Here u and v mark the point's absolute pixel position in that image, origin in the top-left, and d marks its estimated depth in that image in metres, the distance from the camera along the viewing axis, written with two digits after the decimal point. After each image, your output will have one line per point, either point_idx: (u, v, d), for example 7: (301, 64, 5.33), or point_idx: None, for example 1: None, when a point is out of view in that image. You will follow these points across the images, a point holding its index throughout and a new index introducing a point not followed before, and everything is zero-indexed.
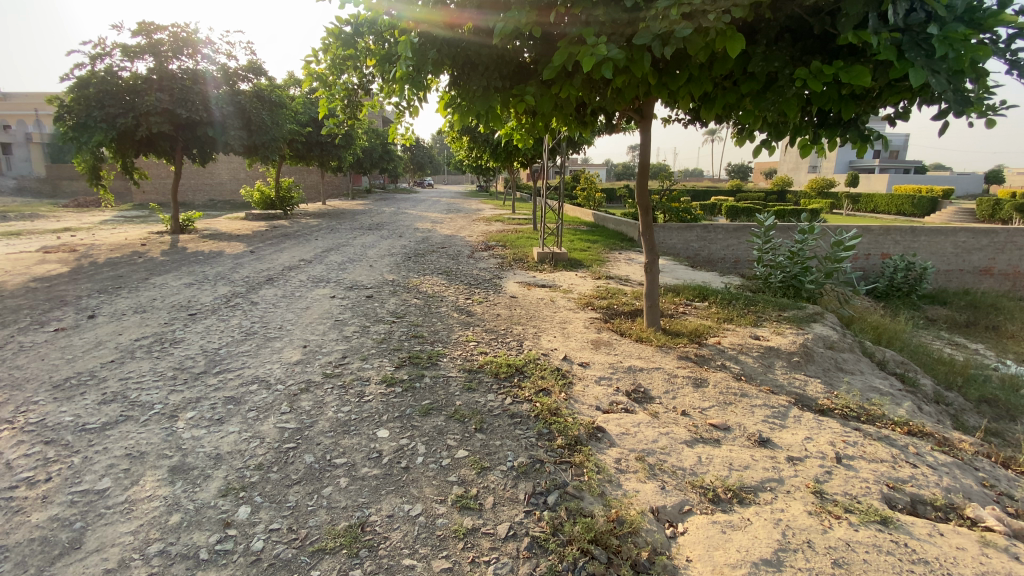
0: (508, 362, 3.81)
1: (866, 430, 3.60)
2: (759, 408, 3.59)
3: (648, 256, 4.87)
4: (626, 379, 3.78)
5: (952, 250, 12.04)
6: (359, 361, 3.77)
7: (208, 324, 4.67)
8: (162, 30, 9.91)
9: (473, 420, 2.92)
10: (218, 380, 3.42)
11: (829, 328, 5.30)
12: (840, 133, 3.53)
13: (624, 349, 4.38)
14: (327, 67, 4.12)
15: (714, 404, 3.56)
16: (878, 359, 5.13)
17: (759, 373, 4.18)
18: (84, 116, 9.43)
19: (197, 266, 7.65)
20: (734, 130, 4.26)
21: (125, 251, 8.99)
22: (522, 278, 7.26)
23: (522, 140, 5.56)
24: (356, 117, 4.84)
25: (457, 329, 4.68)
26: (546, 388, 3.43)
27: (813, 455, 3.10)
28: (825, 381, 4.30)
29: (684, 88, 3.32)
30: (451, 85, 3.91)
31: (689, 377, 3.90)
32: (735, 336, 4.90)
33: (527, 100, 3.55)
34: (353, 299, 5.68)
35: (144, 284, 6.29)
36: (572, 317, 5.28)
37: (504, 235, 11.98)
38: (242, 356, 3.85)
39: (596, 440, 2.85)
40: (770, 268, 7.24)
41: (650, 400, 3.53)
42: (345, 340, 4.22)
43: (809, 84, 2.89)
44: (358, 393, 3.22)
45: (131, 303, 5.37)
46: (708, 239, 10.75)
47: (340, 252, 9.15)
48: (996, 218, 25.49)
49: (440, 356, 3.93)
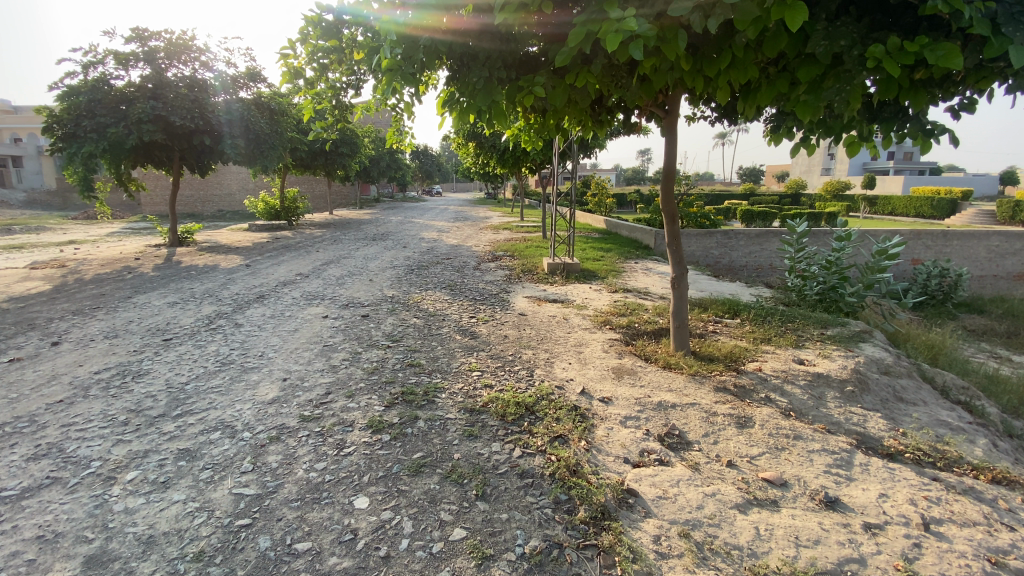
0: (516, 399, 3.24)
1: (946, 480, 2.95)
2: (817, 455, 3.01)
3: (674, 271, 4.31)
4: (656, 419, 3.21)
5: (985, 254, 11.30)
6: (344, 399, 3.22)
7: (181, 351, 4.17)
8: (156, 37, 9.56)
9: (473, 483, 2.37)
10: (176, 427, 2.91)
11: (880, 349, 4.67)
12: (902, 127, 2.94)
13: (651, 380, 3.80)
14: (310, 65, 3.61)
15: (765, 451, 3.00)
16: (938, 384, 4.47)
17: (810, 409, 3.58)
18: (73, 127, 9.18)
19: (186, 281, 7.21)
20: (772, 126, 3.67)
21: (116, 266, 8.59)
22: (532, 292, 6.72)
23: (530, 143, 5.04)
24: (348, 119, 4.33)
25: (460, 355, 4.13)
26: (564, 435, 2.86)
27: (894, 521, 2.50)
28: (886, 416, 3.69)
29: (725, 75, 2.75)
30: (450, 81, 3.39)
31: (731, 417, 3.33)
32: (776, 361, 4.29)
33: (535, 91, 2.99)
34: (346, 319, 5.15)
35: (125, 304, 5.84)
36: (588, 338, 4.72)
37: (512, 244, 11.45)
38: (210, 394, 3.33)
39: (628, 508, 2.30)
40: (803, 278, 6.64)
41: (687, 447, 2.97)
42: (331, 371, 3.69)
43: (883, 67, 2.28)
44: (338, 444, 2.68)
45: (103, 327, 4.90)
46: (729, 245, 10.15)
47: (340, 265, 8.68)
48: (1018, 219, 24.46)
49: (438, 391, 3.38)
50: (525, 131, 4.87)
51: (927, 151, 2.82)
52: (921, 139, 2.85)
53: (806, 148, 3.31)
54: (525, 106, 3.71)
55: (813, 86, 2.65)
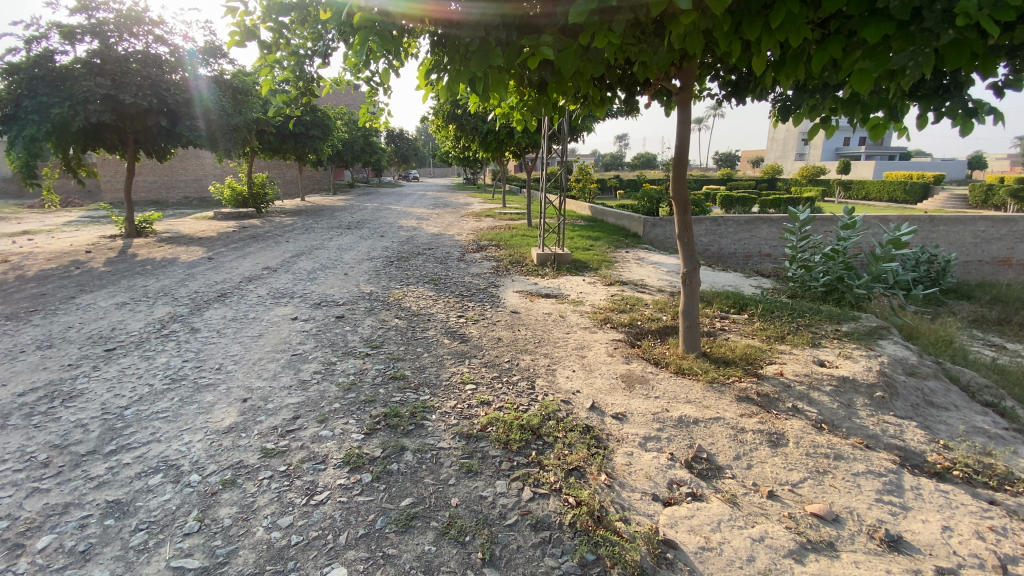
0: (519, 421, 2.78)
1: (1006, 504, 2.60)
2: (863, 478, 2.64)
3: (686, 265, 3.87)
4: (680, 440, 2.79)
5: (970, 239, 11.23)
6: (314, 425, 2.72)
7: (124, 365, 3.59)
8: (104, 8, 8.63)
9: (478, 541, 1.92)
10: (108, 469, 2.38)
11: (901, 347, 4.34)
12: (940, 105, 2.61)
13: (666, 389, 3.37)
14: (268, 24, 3.02)
15: (806, 476, 2.61)
16: (963, 384, 4.17)
17: (842, 420, 3.21)
18: (13, 108, 8.29)
19: (141, 278, 6.51)
20: (792, 100, 3.28)
21: (64, 260, 7.78)
22: (522, 285, 6.25)
23: (521, 122, 4.51)
24: (315, 93, 3.74)
25: (450, 364, 3.65)
26: (579, 467, 2.42)
27: (970, 566, 2.12)
28: (921, 425, 3.36)
29: (770, 37, 2.32)
30: (436, 46, 2.87)
31: (761, 433, 2.92)
32: (795, 363, 3.91)
33: (541, 54, 2.48)
34: (318, 321, 4.61)
35: (66, 306, 5.15)
36: (590, 340, 4.28)
37: (497, 233, 10.93)
38: (154, 421, 2.78)
39: (668, 567, 1.88)
40: (806, 268, 6.31)
41: (720, 475, 2.55)
42: (300, 389, 3.17)
43: (978, 25, 1.89)
44: (307, 489, 2.20)
45: (38, 334, 4.26)
46: (719, 233, 9.81)
47: (311, 258, 8.03)
48: (989, 203, 24.89)
49: (427, 411, 2.90)
50: (516, 109, 4.35)
51: (969, 133, 2.45)
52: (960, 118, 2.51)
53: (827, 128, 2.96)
54: (522, 74, 3.18)
55: (874, 50, 2.26)
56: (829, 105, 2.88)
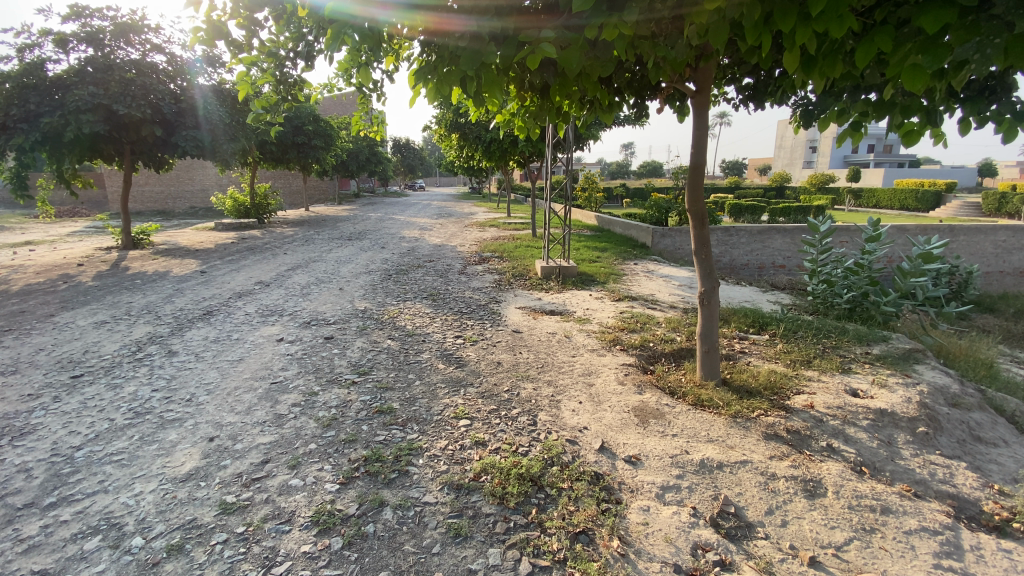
0: (517, 469, 2.43)
1: None
2: (916, 537, 2.25)
3: (703, 285, 3.51)
4: (702, 491, 2.42)
5: (991, 250, 10.78)
6: (284, 473, 2.39)
7: (88, 395, 3.28)
8: (99, 15, 8.46)
9: None
10: (39, 529, 2.05)
11: (940, 373, 3.94)
12: (984, 109, 2.30)
13: (684, 426, 3.00)
14: (237, 20, 2.72)
15: (851, 536, 2.23)
16: (1009, 415, 3.74)
17: (884, 461, 2.82)
18: (3, 117, 8.11)
19: (128, 293, 6.22)
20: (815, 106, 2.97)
21: (52, 273, 7.53)
22: (525, 301, 5.92)
23: (523, 128, 4.21)
24: (300, 99, 3.46)
25: (443, 394, 3.31)
26: (586, 530, 2.08)
27: None
28: (971, 465, 2.97)
29: (807, 29, 1.98)
30: (423, 46, 2.58)
31: (794, 480, 2.55)
32: (826, 393, 3.52)
33: (541, 49, 2.15)
34: (305, 343, 4.29)
35: (42, 325, 4.87)
36: (598, 365, 3.92)
37: (500, 244, 10.61)
38: (105, 466, 2.46)
39: None
40: (828, 281, 5.93)
41: (751, 535, 2.18)
42: (274, 426, 2.83)
43: None
44: (265, 559, 1.87)
45: (4, 357, 3.97)
46: (730, 243, 9.42)
47: (307, 272, 7.73)
48: (1003, 212, 24.35)
49: (413, 455, 2.55)
50: (518, 115, 4.04)
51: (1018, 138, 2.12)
52: (1007, 125, 2.22)
53: (855, 135, 2.63)
54: (520, 74, 2.85)
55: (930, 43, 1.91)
56: (859, 110, 2.54)
